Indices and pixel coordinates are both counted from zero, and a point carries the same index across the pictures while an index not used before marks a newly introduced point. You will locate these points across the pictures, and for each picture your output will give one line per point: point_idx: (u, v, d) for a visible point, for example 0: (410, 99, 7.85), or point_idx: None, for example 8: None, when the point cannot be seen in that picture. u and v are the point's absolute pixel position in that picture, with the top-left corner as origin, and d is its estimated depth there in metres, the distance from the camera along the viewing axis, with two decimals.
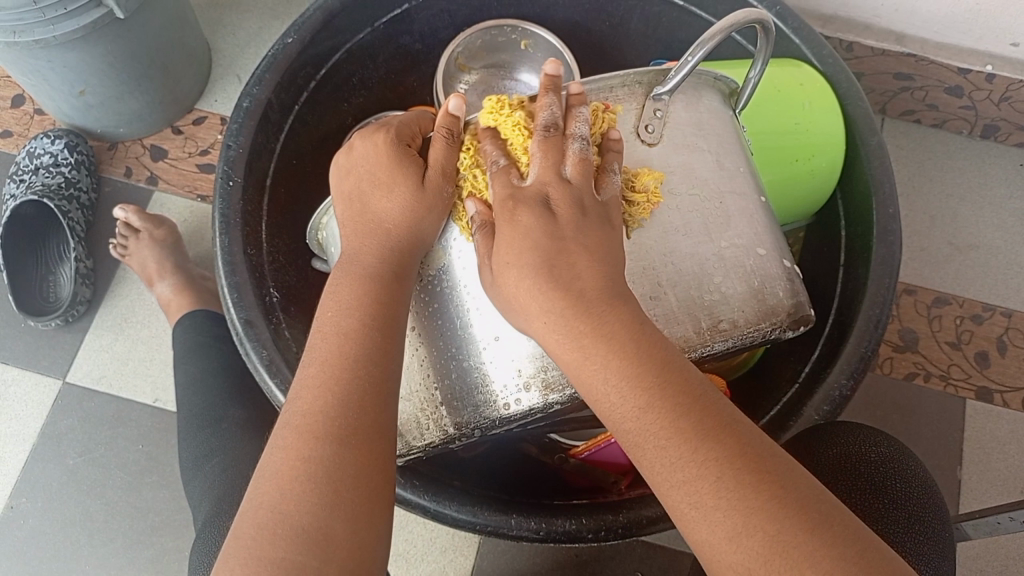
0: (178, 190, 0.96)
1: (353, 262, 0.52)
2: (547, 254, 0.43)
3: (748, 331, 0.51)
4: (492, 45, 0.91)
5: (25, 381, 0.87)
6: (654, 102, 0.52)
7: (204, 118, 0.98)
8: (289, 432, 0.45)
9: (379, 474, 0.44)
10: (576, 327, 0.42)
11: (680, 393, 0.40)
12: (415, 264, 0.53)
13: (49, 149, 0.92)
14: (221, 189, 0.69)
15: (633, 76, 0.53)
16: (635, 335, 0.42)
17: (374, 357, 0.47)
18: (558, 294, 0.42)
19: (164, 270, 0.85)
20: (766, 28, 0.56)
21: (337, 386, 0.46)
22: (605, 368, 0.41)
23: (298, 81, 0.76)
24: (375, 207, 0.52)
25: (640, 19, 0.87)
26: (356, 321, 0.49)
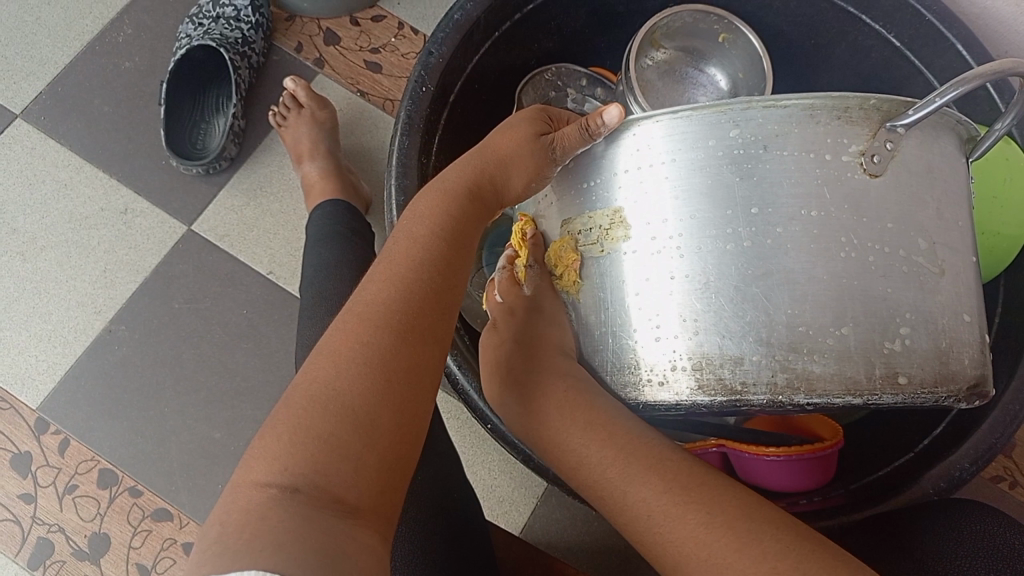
0: (341, 79, 0.97)
1: (441, 178, 0.56)
2: (495, 365, 0.58)
3: (921, 393, 0.48)
4: (691, 29, 0.89)
5: (154, 217, 0.89)
6: (888, 131, 0.46)
7: (383, 17, 0.98)
8: (350, 317, 0.44)
9: (422, 373, 0.43)
10: (575, 443, 0.52)
11: (660, 469, 0.49)
12: (494, 200, 0.57)
13: (235, 3, 0.93)
14: (413, 92, 0.69)
15: (874, 100, 0.47)
16: (618, 434, 0.51)
17: (437, 270, 0.48)
18: (515, 382, 0.57)
19: (315, 152, 0.85)
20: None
21: (399, 283, 0.46)
22: (559, 434, 0.53)
23: (507, 9, 0.77)
24: (489, 144, 0.57)
25: (848, 48, 0.86)
26: (433, 238, 0.50)
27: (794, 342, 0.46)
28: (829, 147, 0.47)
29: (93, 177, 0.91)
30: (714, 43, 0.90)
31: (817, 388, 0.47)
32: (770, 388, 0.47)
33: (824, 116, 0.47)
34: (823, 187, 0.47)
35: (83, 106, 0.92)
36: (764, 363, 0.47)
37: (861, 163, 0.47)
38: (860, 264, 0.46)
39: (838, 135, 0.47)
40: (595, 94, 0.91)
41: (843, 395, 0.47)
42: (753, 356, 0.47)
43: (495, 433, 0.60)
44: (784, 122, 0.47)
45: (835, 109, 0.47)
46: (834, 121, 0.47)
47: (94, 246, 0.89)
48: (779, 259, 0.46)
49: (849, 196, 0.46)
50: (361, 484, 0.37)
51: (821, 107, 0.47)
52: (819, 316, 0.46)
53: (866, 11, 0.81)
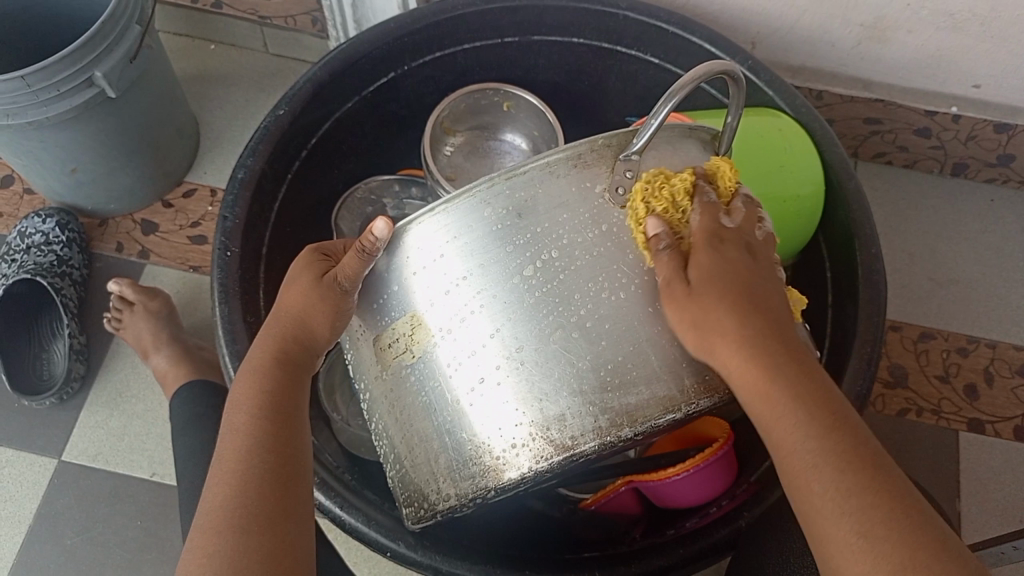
0: (170, 262, 0.98)
1: (246, 366, 0.49)
2: (745, 287, 0.46)
3: (738, 385, 0.50)
4: (475, 108, 0.94)
5: (21, 461, 0.86)
6: (625, 161, 0.49)
7: (194, 190, 1.02)
8: (196, 536, 0.41)
9: (285, 554, 0.41)
10: (765, 371, 0.44)
11: (858, 433, 0.43)
12: (309, 361, 0.51)
13: (41, 228, 0.93)
14: (220, 259, 0.70)
15: (602, 139, 0.49)
16: (817, 386, 0.44)
17: (274, 439, 0.45)
18: (751, 323, 0.45)
19: (159, 341, 0.85)
20: (736, 77, 0.51)
21: (236, 478, 0.42)
22: (788, 400, 0.43)
23: (291, 150, 0.80)
24: (279, 308, 0.51)
25: (618, 78, 0.92)
26: (255, 419, 0.45)
27: (605, 381, 0.48)
28: (576, 196, 0.49)
29: None
30: (501, 112, 0.95)
31: (638, 418, 0.49)
32: (597, 433, 0.49)
33: (564, 168, 0.49)
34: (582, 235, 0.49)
35: None
36: (586, 411, 0.48)
37: (609, 199, 0.49)
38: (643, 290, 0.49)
39: (581, 181, 0.49)
40: (411, 194, 0.93)
41: (665, 414, 0.49)
42: (574, 410, 0.48)
43: (397, 557, 0.59)
44: (530, 187, 0.49)
45: (570, 159, 0.49)
46: (572, 170, 0.49)
47: None
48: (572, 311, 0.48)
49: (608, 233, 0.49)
50: None
51: (556, 161, 0.49)
52: (624, 352, 0.48)
53: (618, 42, 0.87)
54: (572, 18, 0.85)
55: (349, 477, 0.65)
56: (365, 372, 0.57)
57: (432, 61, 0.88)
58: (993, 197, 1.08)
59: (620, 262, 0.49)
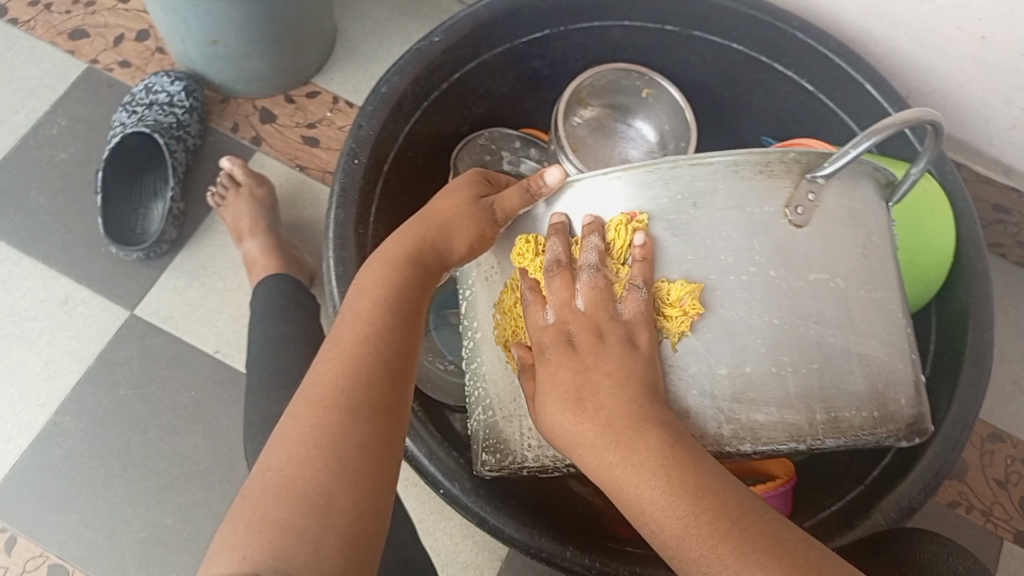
0: (279, 156, 0.99)
1: (379, 253, 0.50)
2: (572, 390, 0.45)
3: (862, 434, 0.48)
4: (616, 86, 0.93)
5: (96, 304, 0.88)
6: (810, 182, 0.47)
7: (317, 93, 1.03)
8: (301, 402, 0.42)
9: (382, 444, 0.41)
10: (606, 460, 0.43)
11: (717, 508, 0.40)
12: (439, 272, 0.51)
13: (168, 89, 0.94)
14: (346, 165, 0.70)
15: (794, 153, 0.47)
16: (666, 460, 0.41)
17: (394, 336, 0.45)
18: (585, 427, 0.44)
19: (256, 228, 0.86)
20: (938, 127, 0.52)
21: (353, 360, 0.43)
22: (638, 490, 0.42)
23: (434, 79, 0.79)
24: (429, 210, 0.52)
25: (765, 95, 0.90)
26: (380, 310, 0.46)
27: (736, 392, 0.46)
28: (756, 201, 0.47)
29: (32, 269, 0.90)
30: (639, 98, 0.94)
31: (761, 436, 0.47)
32: (718, 440, 0.47)
33: (749, 171, 0.47)
34: (751, 240, 0.47)
35: (18, 201, 0.93)
36: (711, 415, 0.47)
37: (786, 215, 0.47)
38: (795, 314, 0.47)
39: (763, 189, 0.47)
40: (529, 154, 0.94)
41: (789, 442, 0.47)
42: (698, 410, 0.47)
43: (449, 498, 0.59)
44: (711, 179, 0.47)
45: (756, 163, 0.47)
46: (758, 175, 0.47)
47: (36, 338, 0.87)
48: (715, 311, 0.47)
49: (778, 248, 0.47)
50: (323, 565, 0.37)
51: (744, 162, 0.47)
52: (758, 370, 0.46)
53: (778, 59, 0.85)
54: (740, 25, 0.83)
55: (420, 411, 0.65)
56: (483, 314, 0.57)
57: (589, 28, 0.87)
58: None
59: (787, 276, 0.47)
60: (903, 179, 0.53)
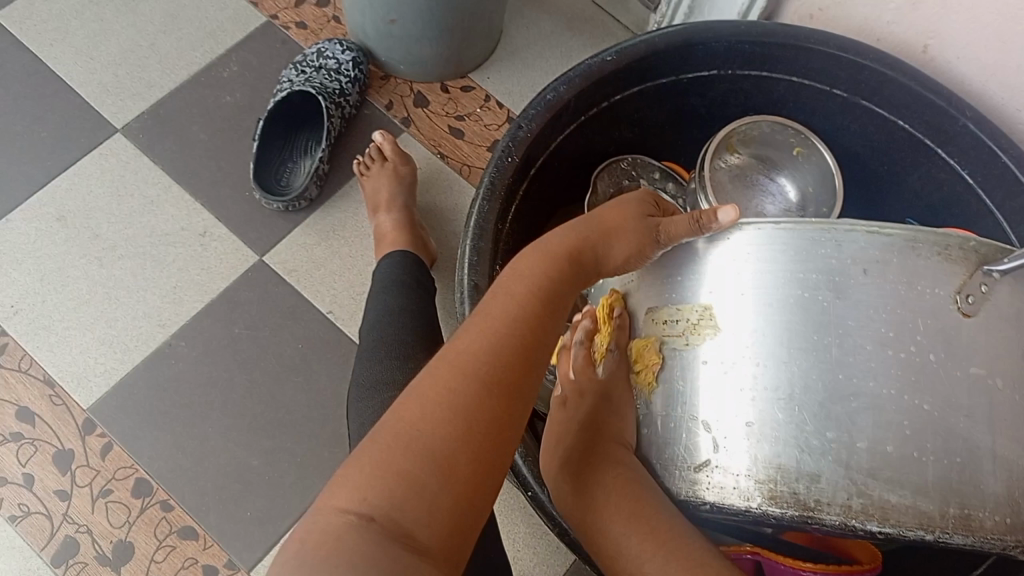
0: (423, 140, 1.03)
1: (541, 242, 0.52)
2: (554, 438, 0.57)
3: (991, 538, 0.46)
4: (768, 139, 0.93)
5: (230, 243, 0.93)
6: (984, 275, 0.46)
7: (472, 88, 1.06)
8: (440, 365, 0.44)
9: (506, 426, 0.42)
10: (568, 492, 0.55)
11: (651, 532, 0.52)
12: (589, 274, 0.53)
13: (338, 56, 0.99)
14: (499, 161, 0.72)
15: (974, 242, 0.47)
16: (613, 494, 0.53)
17: (535, 326, 0.47)
18: (564, 469, 0.55)
19: (393, 204, 0.89)
20: None
21: (496, 339, 0.45)
22: (597, 519, 0.53)
23: (596, 96, 0.81)
24: (598, 215, 0.54)
25: (919, 178, 0.89)
26: (532, 298, 0.48)
27: (873, 468, 0.46)
28: (928, 281, 0.47)
29: (180, 198, 0.95)
30: (788, 155, 0.93)
31: (889, 517, 0.46)
32: (844, 510, 0.47)
33: (925, 249, 0.47)
34: (917, 319, 0.46)
35: (181, 133, 0.98)
36: (842, 484, 0.46)
37: (957, 303, 0.46)
38: (944, 403, 0.46)
39: (938, 270, 0.47)
40: (665, 188, 0.94)
41: (915, 529, 0.46)
42: (830, 475, 0.46)
43: (535, 501, 0.59)
44: (885, 252, 0.47)
45: (936, 245, 0.47)
46: (935, 256, 0.47)
47: (169, 262, 0.92)
48: (864, 381, 0.46)
49: (942, 333, 0.46)
50: (433, 525, 0.37)
51: (924, 239, 0.47)
52: (899, 449, 0.46)
53: (943, 145, 0.83)
54: (911, 103, 0.82)
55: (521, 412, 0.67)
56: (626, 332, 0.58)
57: (755, 77, 0.87)
58: None
59: (945, 363, 0.46)
60: None
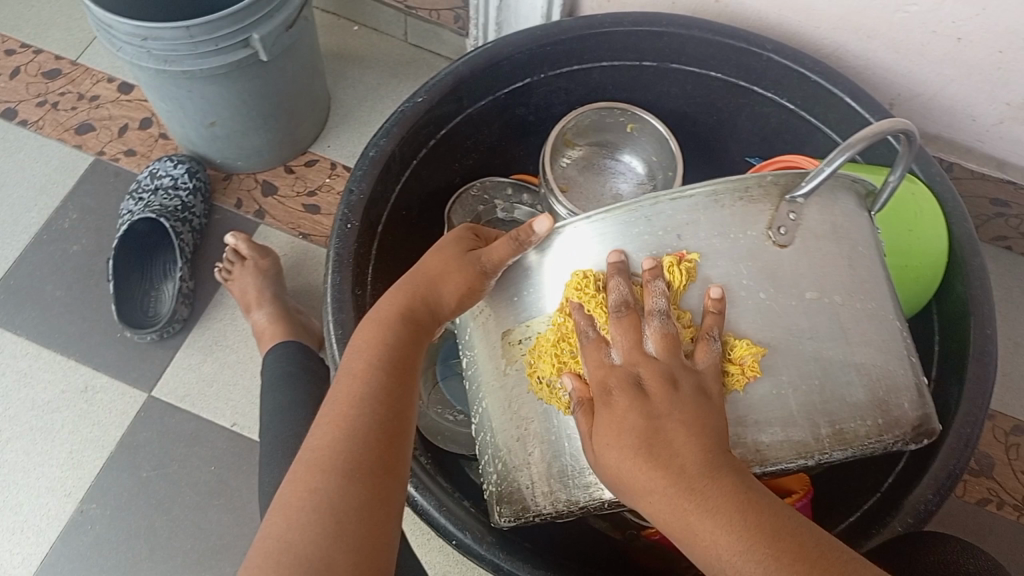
0: (282, 226, 1.02)
1: (374, 312, 0.52)
2: (643, 434, 0.42)
3: (869, 442, 0.49)
4: (600, 124, 0.95)
5: (115, 389, 0.91)
6: (789, 203, 0.49)
7: (316, 161, 1.05)
8: (300, 467, 0.44)
9: (380, 505, 0.43)
10: (679, 510, 0.41)
11: (798, 554, 0.39)
12: (432, 326, 0.52)
13: (171, 172, 0.98)
14: (340, 230, 0.73)
15: (770, 176, 0.49)
16: (742, 504, 0.41)
17: (386, 396, 0.47)
18: (656, 476, 0.42)
19: (262, 299, 0.88)
20: (909, 136, 0.53)
21: (346, 424, 0.45)
22: (716, 542, 0.40)
23: (421, 137, 0.82)
24: (421, 266, 0.53)
25: (748, 119, 0.92)
26: (372, 371, 0.48)
27: (739, 417, 0.47)
28: (738, 227, 0.49)
29: (51, 361, 0.92)
30: (624, 134, 0.96)
31: (770, 457, 0.48)
32: None
33: (729, 199, 0.49)
34: (739, 265, 0.48)
35: (35, 296, 0.96)
36: None
37: (770, 237, 0.48)
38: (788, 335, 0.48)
39: (744, 215, 0.49)
40: (522, 200, 0.96)
41: (796, 459, 0.48)
42: None
43: (461, 547, 0.60)
44: (693, 211, 0.49)
45: (736, 190, 0.49)
46: (738, 202, 0.49)
47: (59, 429, 0.89)
48: None
49: (765, 269, 0.48)
50: None
51: (725, 190, 0.49)
52: (759, 390, 0.47)
53: (756, 82, 0.87)
54: (715, 54, 0.85)
55: (428, 463, 0.68)
56: (480, 363, 0.56)
57: (568, 73, 0.89)
58: None
59: (777, 296, 0.48)
60: (883, 188, 0.55)
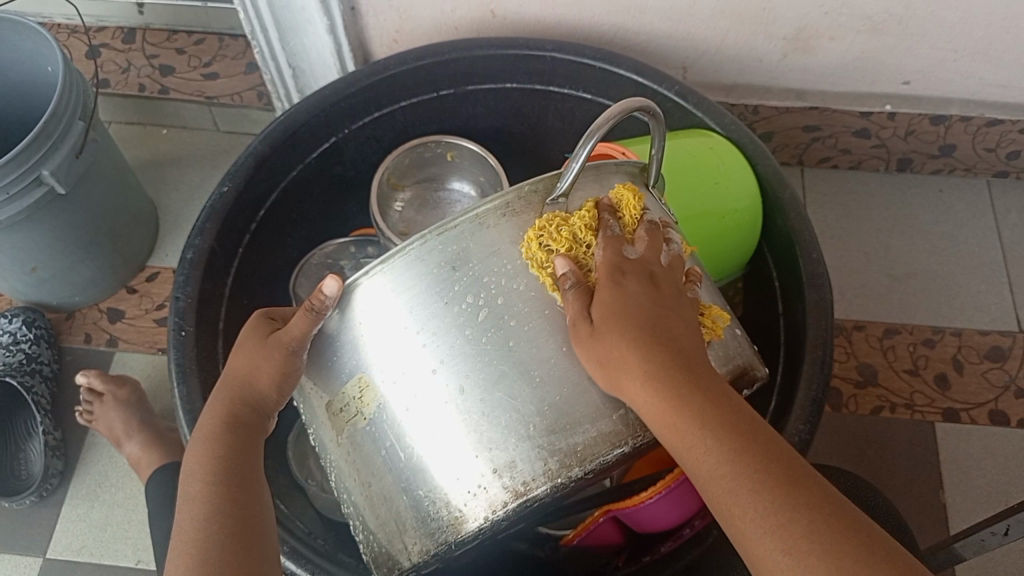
0: (139, 347, 0.99)
1: (200, 426, 0.52)
2: (649, 320, 0.47)
3: None
4: (421, 161, 0.96)
5: (5, 564, 0.86)
6: (553, 206, 0.53)
7: (156, 273, 1.04)
8: None
9: None
10: (676, 381, 0.46)
11: (769, 440, 0.45)
12: (259, 420, 0.53)
13: (8, 328, 0.94)
14: (175, 340, 0.71)
15: (527, 187, 0.52)
16: (724, 396, 0.46)
17: (231, 506, 0.47)
18: (659, 353, 0.46)
19: (130, 429, 0.85)
20: (652, 111, 0.55)
21: (196, 549, 0.44)
22: (701, 421, 0.45)
23: (239, 225, 0.81)
24: (231, 367, 0.53)
25: (555, 117, 0.95)
26: (210, 487, 0.47)
27: (552, 426, 0.51)
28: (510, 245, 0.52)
29: None
30: (445, 163, 0.97)
31: (593, 454, 0.51)
32: (548, 475, 0.51)
33: (494, 219, 0.52)
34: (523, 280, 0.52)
35: None
36: (535, 455, 0.51)
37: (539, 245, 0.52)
38: None
39: (512, 232, 0.52)
40: (367, 254, 0.95)
41: (617, 448, 0.52)
42: (524, 456, 0.50)
43: None
44: (463, 239, 0.51)
45: (497, 211, 0.52)
46: (502, 219, 0.52)
47: None
48: (507, 357, 0.51)
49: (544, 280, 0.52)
50: None
51: (486, 213, 0.52)
52: (561, 393, 0.51)
53: (550, 82, 0.89)
54: (502, 67, 0.88)
55: (324, 543, 0.67)
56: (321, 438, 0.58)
57: (371, 122, 0.90)
58: (941, 187, 1.13)
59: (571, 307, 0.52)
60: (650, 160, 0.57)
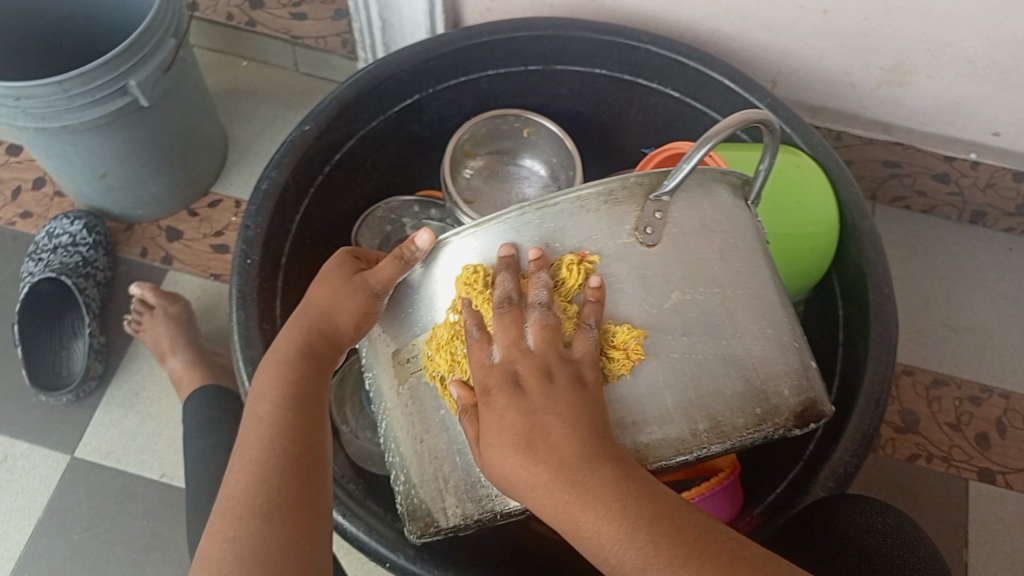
0: (192, 269, 1.01)
1: (275, 352, 0.52)
2: (522, 432, 0.44)
3: (749, 434, 0.52)
4: (497, 132, 0.96)
5: (36, 455, 0.88)
6: (654, 202, 0.52)
7: (219, 200, 1.04)
8: (218, 519, 0.44)
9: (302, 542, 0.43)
10: (561, 501, 0.43)
11: (678, 535, 0.41)
12: (334, 356, 0.53)
13: (68, 229, 0.95)
14: (239, 266, 0.72)
15: (633, 178, 0.52)
16: (624, 489, 0.42)
17: (297, 432, 0.47)
18: (540, 470, 0.43)
19: (176, 346, 0.87)
20: (770, 126, 0.55)
21: (258, 468, 0.45)
22: (602, 532, 0.41)
23: (314, 165, 0.81)
24: (307, 300, 0.54)
25: (639, 110, 0.94)
26: (278, 410, 0.48)
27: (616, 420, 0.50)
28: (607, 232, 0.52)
29: None
30: (521, 139, 0.97)
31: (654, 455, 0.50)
32: None
33: (595, 204, 0.52)
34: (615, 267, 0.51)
35: None
36: None
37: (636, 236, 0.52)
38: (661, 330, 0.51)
39: (612, 219, 0.52)
40: (430, 215, 0.96)
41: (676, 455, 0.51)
42: None
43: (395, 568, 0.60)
44: (563, 217, 0.52)
45: (600, 195, 0.52)
46: (604, 205, 0.52)
47: None
48: None
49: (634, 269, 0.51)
50: None
51: (588, 197, 0.52)
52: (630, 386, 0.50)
53: (640, 75, 0.88)
54: (596, 51, 0.87)
55: (355, 489, 0.67)
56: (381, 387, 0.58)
57: (456, 85, 0.90)
58: (1011, 246, 1.11)
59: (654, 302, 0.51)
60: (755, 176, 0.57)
